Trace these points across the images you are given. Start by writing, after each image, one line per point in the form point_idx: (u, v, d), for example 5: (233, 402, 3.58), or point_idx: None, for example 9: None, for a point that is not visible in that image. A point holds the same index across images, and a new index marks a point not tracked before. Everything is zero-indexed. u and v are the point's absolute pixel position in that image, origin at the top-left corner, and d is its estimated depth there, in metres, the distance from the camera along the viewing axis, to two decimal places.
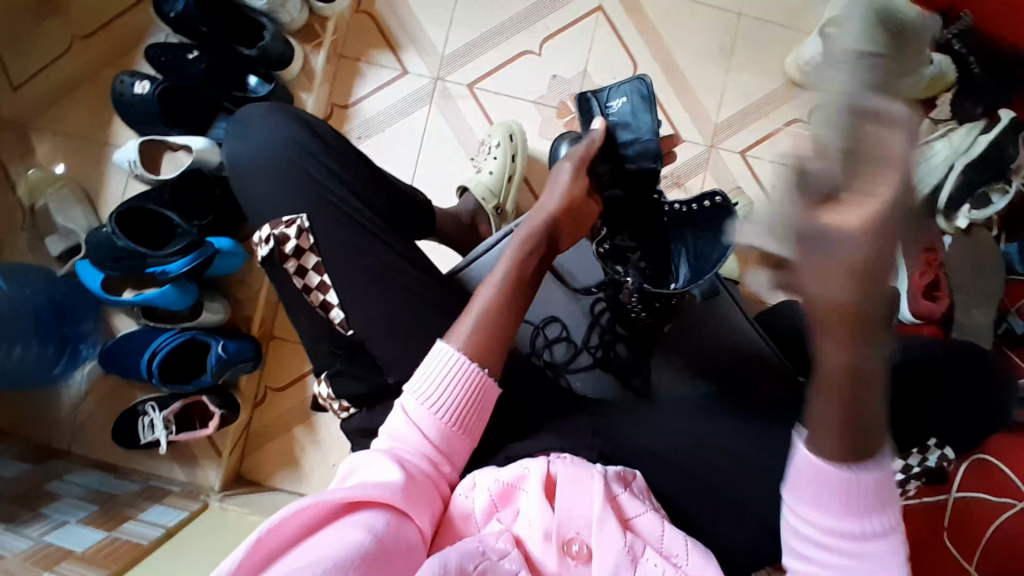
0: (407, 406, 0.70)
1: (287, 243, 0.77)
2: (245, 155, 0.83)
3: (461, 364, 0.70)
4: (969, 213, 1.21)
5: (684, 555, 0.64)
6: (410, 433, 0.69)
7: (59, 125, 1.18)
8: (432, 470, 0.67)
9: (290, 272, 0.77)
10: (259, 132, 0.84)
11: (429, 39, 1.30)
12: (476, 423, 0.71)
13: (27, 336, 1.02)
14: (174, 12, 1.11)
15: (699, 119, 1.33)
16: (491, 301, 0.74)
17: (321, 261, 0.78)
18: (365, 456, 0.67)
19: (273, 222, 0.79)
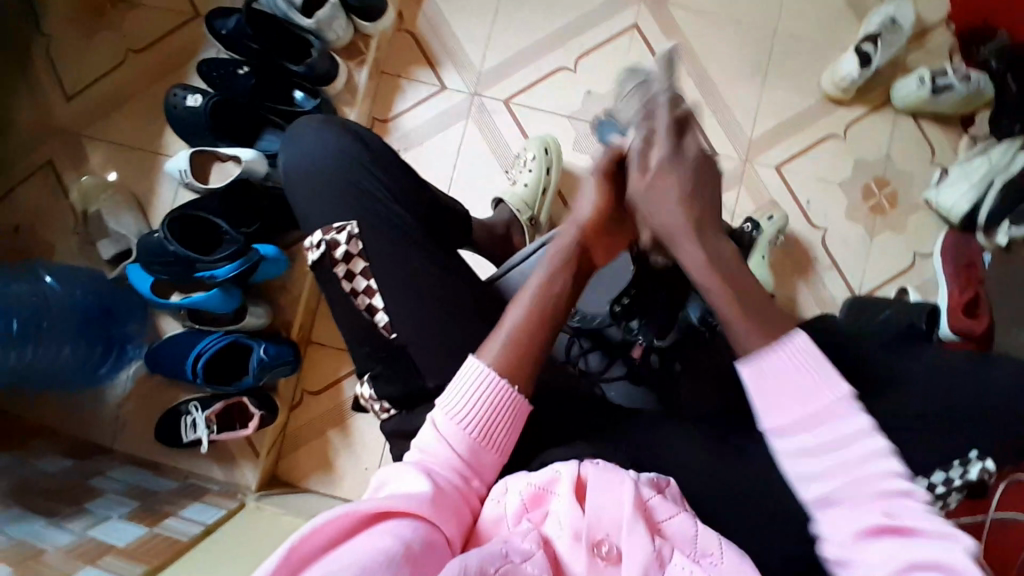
0: (438, 421, 0.71)
1: (338, 248, 0.81)
2: (299, 163, 0.87)
3: (489, 379, 0.71)
4: (1008, 230, 1.17)
5: (719, 555, 0.64)
6: (438, 446, 0.69)
7: (114, 136, 1.24)
8: (461, 483, 0.68)
9: (340, 276, 0.81)
10: (314, 141, 0.87)
11: (467, 56, 1.34)
12: (504, 437, 0.71)
13: (71, 336, 1.07)
14: (225, 29, 1.18)
15: (732, 134, 1.33)
16: (525, 314, 0.74)
17: (368, 266, 0.80)
18: (394, 468, 0.67)
19: (325, 228, 0.83)
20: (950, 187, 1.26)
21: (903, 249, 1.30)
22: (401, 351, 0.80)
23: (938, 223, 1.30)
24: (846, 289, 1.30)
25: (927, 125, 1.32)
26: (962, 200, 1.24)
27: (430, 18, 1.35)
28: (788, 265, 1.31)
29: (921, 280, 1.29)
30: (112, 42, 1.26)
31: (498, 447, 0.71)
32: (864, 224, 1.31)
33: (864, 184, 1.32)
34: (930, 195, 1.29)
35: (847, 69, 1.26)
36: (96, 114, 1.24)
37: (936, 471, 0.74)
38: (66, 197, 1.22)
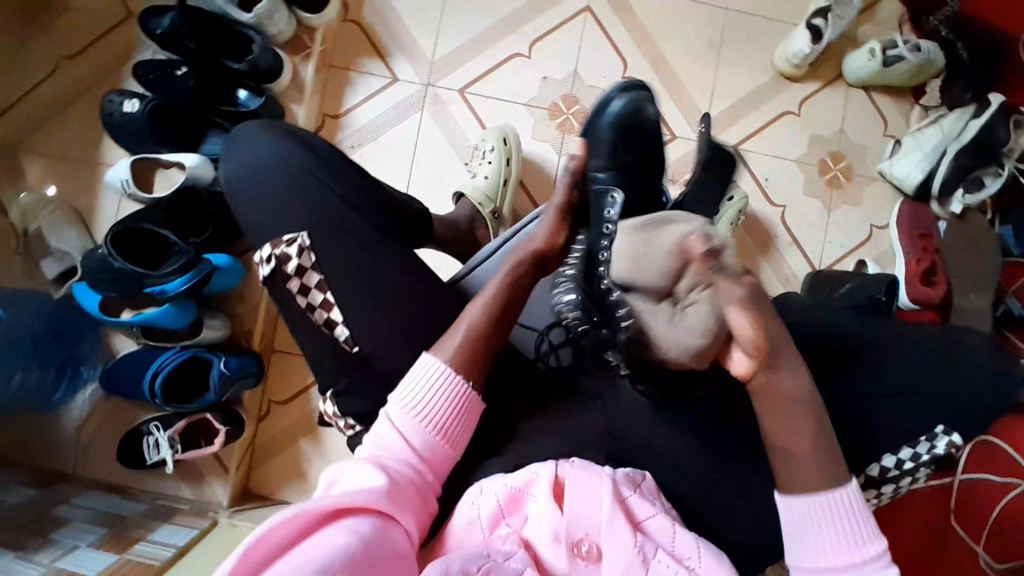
0: (394, 416, 0.70)
1: (289, 262, 0.77)
2: (241, 174, 0.83)
3: (444, 375, 0.72)
4: (963, 197, 1.23)
5: (696, 557, 0.65)
6: (395, 442, 0.69)
7: (48, 147, 1.17)
8: (416, 476, 0.68)
9: (294, 292, 0.77)
10: (253, 151, 0.84)
11: (418, 46, 1.30)
12: (461, 433, 0.72)
13: (27, 361, 1.01)
14: (159, 28, 1.11)
15: (692, 115, 1.33)
16: (486, 309, 0.75)
17: (323, 278, 0.77)
18: (343, 466, 0.66)
19: (274, 241, 0.79)
20: (903, 157, 1.28)
21: (861, 222, 1.33)
22: (367, 362, 0.78)
23: (892, 194, 1.33)
24: (807, 265, 1.32)
25: (878, 97, 1.34)
26: (916, 170, 1.26)
27: (377, 8, 1.30)
28: (751, 243, 1.32)
29: (877, 251, 1.32)
30: (42, 47, 1.18)
31: (453, 441, 0.72)
32: (822, 199, 1.33)
33: (820, 159, 1.34)
34: (884, 167, 1.31)
35: (799, 45, 1.26)
36: (30, 125, 1.17)
37: (903, 448, 0.79)
38: None
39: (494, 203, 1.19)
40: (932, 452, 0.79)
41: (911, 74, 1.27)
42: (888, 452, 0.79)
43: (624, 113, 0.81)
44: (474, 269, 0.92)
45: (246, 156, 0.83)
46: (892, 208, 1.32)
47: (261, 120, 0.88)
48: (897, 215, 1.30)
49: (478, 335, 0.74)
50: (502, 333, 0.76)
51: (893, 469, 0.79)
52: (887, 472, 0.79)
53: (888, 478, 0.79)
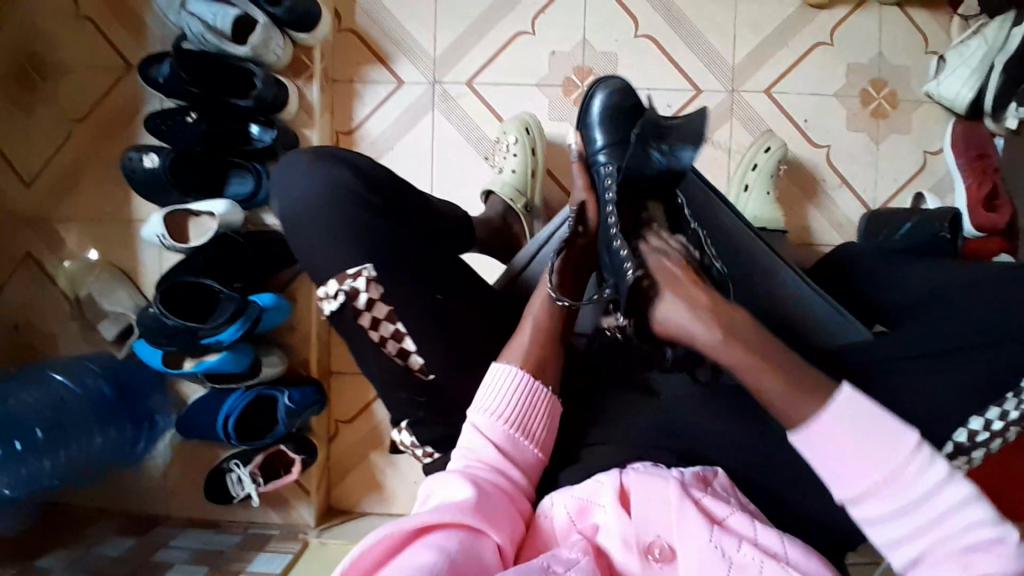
0: (478, 422, 0.71)
1: (358, 296, 0.74)
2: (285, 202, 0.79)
3: (520, 379, 0.72)
4: (1018, 110, 1.10)
5: (783, 548, 0.60)
6: (481, 444, 0.69)
7: (83, 212, 1.20)
8: (504, 481, 0.67)
9: (365, 326, 0.76)
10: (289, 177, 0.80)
11: (417, 43, 1.25)
12: (541, 430, 0.73)
13: (101, 423, 1.07)
14: (161, 77, 1.10)
15: (715, 65, 1.25)
16: (536, 323, 0.76)
17: (393, 310, 0.75)
18: (439, 478, 0.66)
19: (339, 274, 0.75)
20: (949, 75, 1.17)
21: (912, 149, 1.24)
22: (425, 396, 0.78)
23: (945, 114, 1.23)
24: (860, 205, 1.24)
25: (917, 11, 1.22)
26: (965, 88, 1.15)
27: (369, 10, 1.25)
28: (796, 191, 1.25)
29: (933, 179, 1.23)
30: (54, 115, 1.21)
31: (536, 439, 0.73)
32: (867, 132, 1.24)
33: (861, 89, 1.24)
34: (930, 88, 1.20)
35: None
36: (58, 194, 1.20)
37: (989, 408, 0.68)
38: (54, 285, 1.20)
39: (525, 197, 1.16)
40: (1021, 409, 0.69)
41: None
42: (973, 415, 0.68)
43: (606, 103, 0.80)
44: (531, 260, 0.95)
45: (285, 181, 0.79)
46: (945, 129, 1.23)
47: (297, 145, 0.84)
48: (950, 136, 1.20)
49: (541, 345, 0.75)
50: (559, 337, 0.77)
51: (982, 432, 0.68)
52: (975, 437, 0.68)
53: (976, 444, 0.69)
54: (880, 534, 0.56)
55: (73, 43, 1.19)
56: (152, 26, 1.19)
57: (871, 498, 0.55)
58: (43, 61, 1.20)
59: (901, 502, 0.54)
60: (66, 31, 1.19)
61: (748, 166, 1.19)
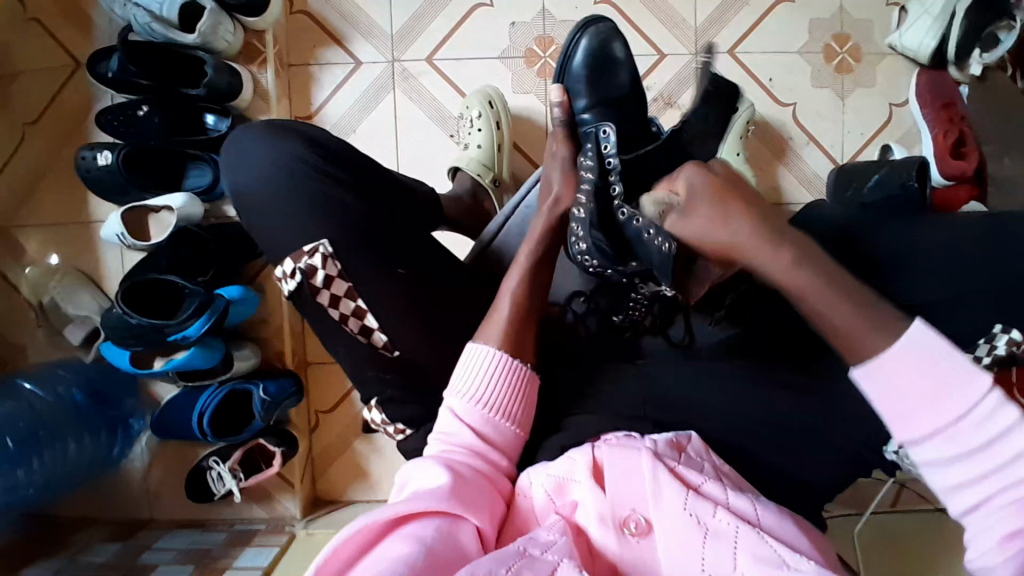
0: (456, 408, 0.71)
1: (315, 274, 0.74)
2: (240, 185, 0.78)
3: (498, 361, 0.71)
4: (981, 57, 1.13)
5: (756, 514, 0.61)
6: (459, 429, 0.69)
7: (39, 217, 1.16)
8: (484, 463, 0.67)
9: (324, 304, 0.75)
10: (245, 159, 0.78)
11: (373, 22, 1.22)
12: (524, 412, 0.72)
13: (76, 429, 1.06)
14: (111, 71, 1.06)
15: (679, 28, 1.23)
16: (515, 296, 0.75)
17: (352, 286, 0.75)
18: (417, 464, 0.66)
19: (295, 254, 0.75)
20: (910, 27, 1.17)
21: (879, 102, 1.23)
22: (399, 374, 0.78)
23: (909, 64, 1.22)
24: (829, 161, 1.24)
25: None
26: (927, 37, 1.16)
27: None
28: (766, 151, 1.24)
29: (901, 130, 1.23)
30: None
31: (516, 419, 0.72)
32: (833, 88, 1.23)
33: (825, 44, 1.23)
34: (893, 39, 1.20)
35: None
36: (13, 199, 1.16)
37: (961, 354, 0.75)
38: (17, 293, 1.16)
39: (493, 171, 1.14)
40: (993, 355, 0.75)
41: None
42: None
43: (591, 53, 0.77)
44: (500, 231, 0.94)
45: (240, 164, 0.77)
46: (910, 80, 1.22)
47: (260, 122, 0.81)
48: (915, 88, 1.20)
49: (512, 328, 0.74)
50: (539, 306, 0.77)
51: None
52: None
53: None
54: (944, 478, 0.51)
55: (13, 40, 1.15)
56: (95, 18, 1.14)
57: (939, 439, 0.50)
58: None
59: (965, 447, 0.49)
60: (5, 28, 1.14)
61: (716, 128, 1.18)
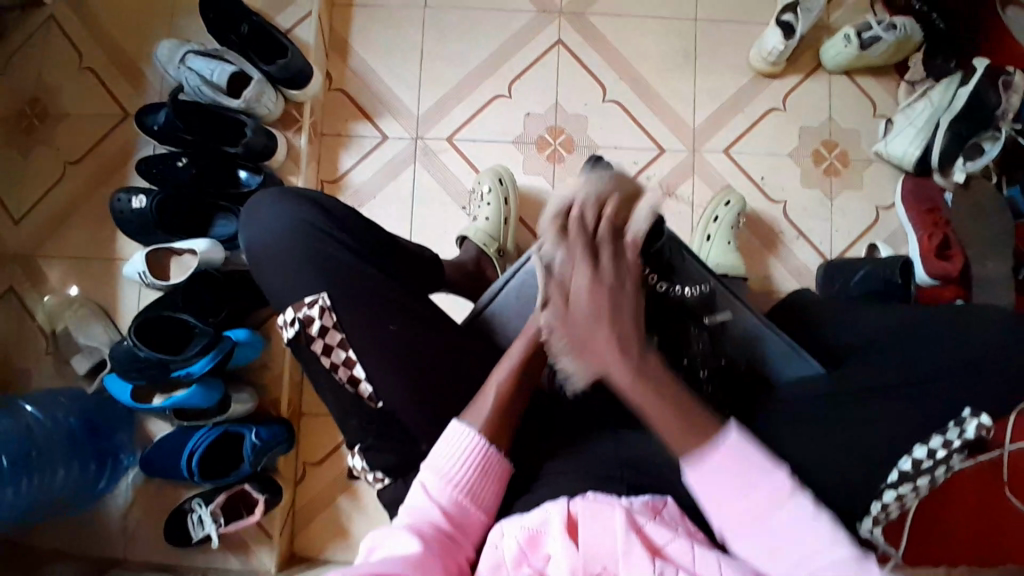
0: (428, 483, 0.72)
1: (312, 323, 0.79)
2: (259, 237, 0.86)
3: (473, 443, 0.74)
4: (964, 166, 1.22)
5: (718, 574, 0.61)
6: (428, 507, 0.70)
7: (69, 250, 1.24)
8: (449, 539, 0.68)
9: (318, 352, 0.80)
10: (267, 215, 0.87)
11: (402, 103, 1.35)
12: (490, 497, 0.74)
13: (66, 458, 1.07)
14: (157, 124, 1.19)
15: (678, 128, 1.34)
16: (497, 389, 0.78)
17: (344, 337, 0.79)
18: (385, 532, 0.68)
19: (296, 303, 0.81)
20: (897, 135, 1.27)
21: (865, 205, 1.32)
22: (388, 415, 0.80)
23: (893, 173, 1.32)
24: (818, 256, 1.31)
25: (862, 80, 1.34)
26: (911, 146, 1.26)
27: (359, 74, 1.36)
28: (757, 243, 1.31)
29: (887, 232, 1.31)
30: (50, 158, 1.27)
31: (484, 506, 0.73)
32: (821, 189, 1.32)
33: (814, 149, 1.33)
34: (879, 148, 1.30)
35: (772, 43, 1.27)
36: (47, 231, 1.25)
37: (933, 436, 0.74)
38: (33, 320, 1.22)
39: (497, 242, 1.22)
40: (963, 438, 0.74)
41: (889, 54, 1.28)
42: (918, 443, 0.74)
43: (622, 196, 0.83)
44: (495, 296, 0.96)
45: (262, 220, 0.86)
46: (895, 187, 1.31)
47: (277, 188, 0.90)
48: (901, 193, 1.28)
49: (502, 413, 0.77)
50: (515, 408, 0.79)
51: (926, 460, 0.73)
52: (920, 465, 0.73)
53: (923, 471, 0.73)
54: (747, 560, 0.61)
55: (76, 94, 1.29)
56: (152, 81, 1.28)
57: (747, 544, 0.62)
58: (44, 106, 1.29)
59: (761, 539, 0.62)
60: (72, 84, 1.29)
61: (709, 218, 1.26)
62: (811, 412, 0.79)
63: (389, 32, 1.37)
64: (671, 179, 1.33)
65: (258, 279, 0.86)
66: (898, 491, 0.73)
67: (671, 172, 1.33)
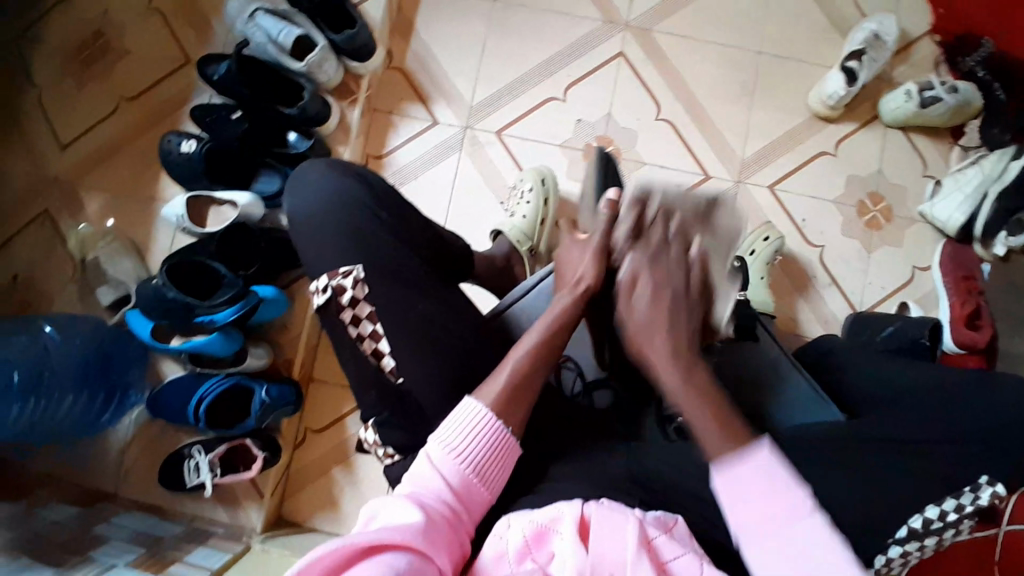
0: (433, 455, 0.72)
1: (343, 294, 0.80)
2: (299, 206, 0.87)
3: (486, 420, 0.74)
4: (1006, 239, 1.21)
5: None
6: (433, 478, 0.71)
7: (110, 184, 1.26)
8: (451, 514, 0.69)
9: (346, 322, 0.80)
10: (310, 185, 0.87)
11: (457, 91, 1.36)
12: (497, 475, 0.74)
13: (75, 386, 1.07)
14: (217, 75, 1.21)
15: (725, 156, 1.34)
16: (531, 349, 0.78)
17: (374, 311, 0.80)
18: (387, 501, 0.68)
19: (330, 272, 0.82)
20: (942, 199, 1.27)
21: (902, 263, 1.31)
22: (404, 394, 0.80)
23: (935, 234, 1.31)
24: (847, 306, 1.30)
25: (917, 137, 1.33)
26: (957, 212, 1.25)
27: (419, 56, 1.37)
28: (787, 282, 1.31)
29: (920, 292, 1.29)
30: (106, 91, 1.30)
31: (490, 484, 0.74)
32: (860, 240, 1.32)
33: (858, 199, 1.33)
34: (925, 208, 1.29)
35: (833, 87, 1.27)
36: (94, 161, 1.27)
37: (947, 498, 0.75)
38: (66, 246, 1.24)
39: (531, 242, 1.21)
40: (976, 504, 0.76)
41: (948, 116, 1.27)
42: (931, 502, 0.75)
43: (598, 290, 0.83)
44: (522, 296, 0.94)
45: (305, 189, 0.87)
46: (935, 250, 1.30)
47: (323, 159, 0.90)
48: (938, 256, 1.27)
49: (519, 387, 0.76)
50: (548, 370, 0.79)
51: (937, 520, 0.75)
52: (930, 524, 0.75)
53: (932, 531, 0.75)
54: None
55: (144, 33, 1.31)
56: (218, 33, 1.30)
57: None
58: (108, 39, 1.31)
59: None
60: (141, 23, 1.31)
61: (744, 250, 1.25)
62: (824, 455, 0.78)
63: (458, 20, 1.38)
64: None
65: (292, 244, 0.87)
66: (905, 547, 0.75)
67: (713, 199, 1.33)
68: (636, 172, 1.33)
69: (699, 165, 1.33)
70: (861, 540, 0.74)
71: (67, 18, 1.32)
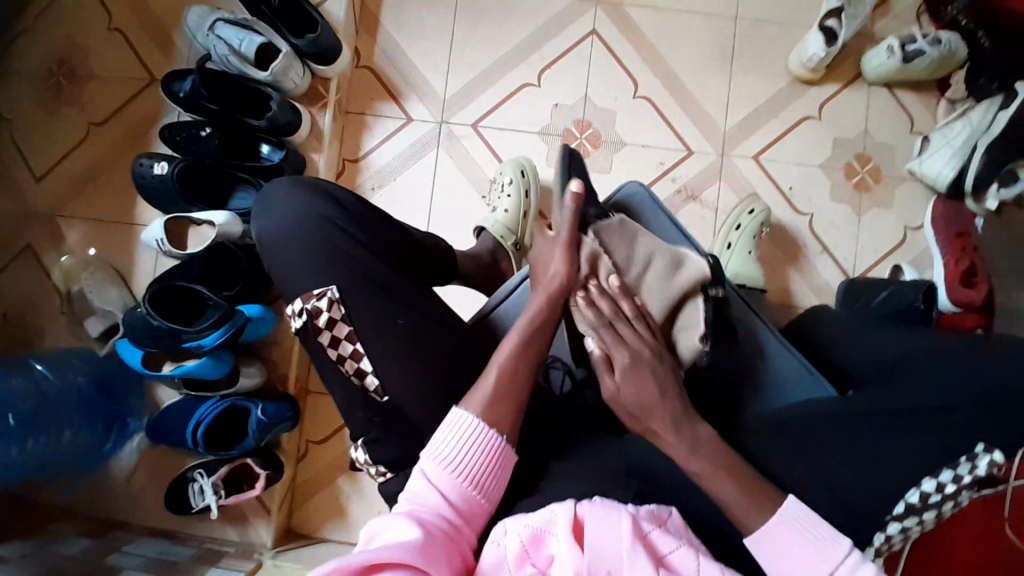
0: (428, 470, 0.72)
1: (320, 315, 0.79)
2: (272, 228, 0.85)
3: (478, 430, 0.73)
4: (997, 193, 1.17)
5: None
6: (430, 494, 0.70)
7: (86, 213, 1.24)
8: (451, 528, 0.68)
9: (325, 344, 0.79)
10: (280, 206, 0.85)
11: (429, 85, 1.33)
12: (495, 486, 0.73)
13: (73, 419, 1.07)
14: (182, 91, 1.18)
15: (708, 129, 1.31)
16: (512, 352, 0.78)
17: (353, 330, 0.79)
18: (386, 520, 0.67)
19: (305, 294, 0.81)
20: (932, 155, 1.25)
21: (894, 224, 1.29)
22: (395, 411, 0.79)
23: (925, 192, 1.29)
24: (840, 273, 1.28)
25: (903, 94, 1.30)
26: (947, 167, 1.22)
27: (387, 52, 1.34)
28: (779, 253, 1.29)
29: (913, 253, 1.28)
30: (72, 117, 1.27)
31: (489, 495, 0.73)
32: (850, 205, 1.29)
33: (846, 162, 1.30)
34: (914, 166, 1.27)
35: (813, 49, 1.23)
36: (68, 190, 1.25)
37: (943, 470, 0.71)
38: (49, 279, 1.23)
39: (515, 236, 1.20)
40: (975, 475, 0.70)
41: (933, 69, 1.24)
42: (926, 476, 0.71)
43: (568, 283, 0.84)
44: (504, 298, 0.93)
45: (275, 211, 0.85)
46: (926, 208, 1.28)
47: (291, 177, 0.89)
48: (931, 214, 1.26)
49: (502, 395, 0.75)
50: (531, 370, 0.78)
51: (934, 494, 0.70)
52: (928, 498, 0.70)
53: (930, 506, 0.70)
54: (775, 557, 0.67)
55: (103, 53, 1.28)
56: (179, 47, 1.27)
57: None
58: (68, 63, 1.28)
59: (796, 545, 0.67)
60: (99, 43, 1.28)
61: (732, 225, 1.23)
62: (823, 436, 0.77)
63: (424, 12, 1.34)
64: (697, 183, 1.30)
65: (267, 267, 0.86)
66: (904, 523, 0.71)
67: (698, 175, 1.30)
68: (618, 154, 1.30)
69: (681, 141, 1.31)
70: (863, 520, 0.74)
71: (25, 44, 1.28)
